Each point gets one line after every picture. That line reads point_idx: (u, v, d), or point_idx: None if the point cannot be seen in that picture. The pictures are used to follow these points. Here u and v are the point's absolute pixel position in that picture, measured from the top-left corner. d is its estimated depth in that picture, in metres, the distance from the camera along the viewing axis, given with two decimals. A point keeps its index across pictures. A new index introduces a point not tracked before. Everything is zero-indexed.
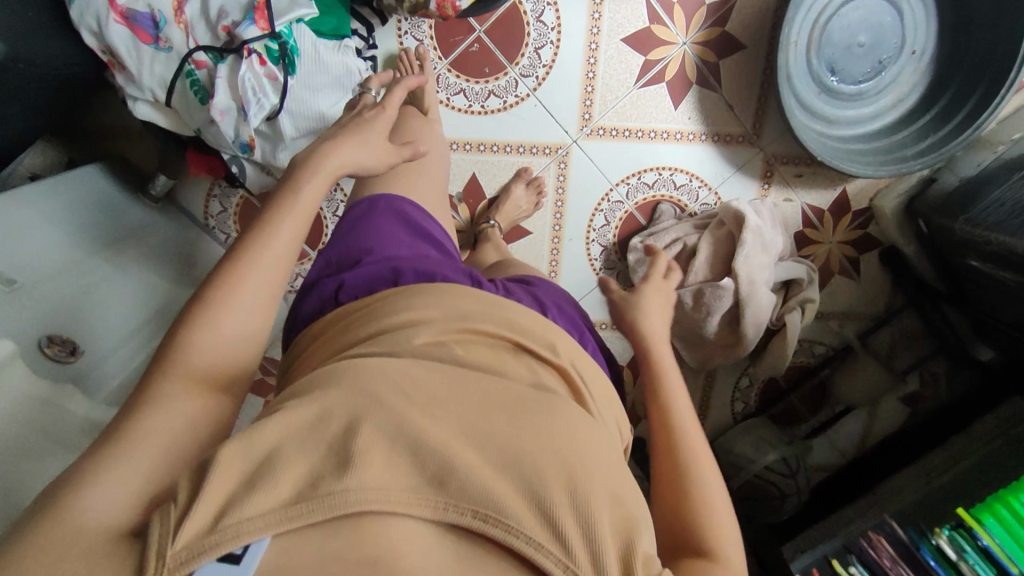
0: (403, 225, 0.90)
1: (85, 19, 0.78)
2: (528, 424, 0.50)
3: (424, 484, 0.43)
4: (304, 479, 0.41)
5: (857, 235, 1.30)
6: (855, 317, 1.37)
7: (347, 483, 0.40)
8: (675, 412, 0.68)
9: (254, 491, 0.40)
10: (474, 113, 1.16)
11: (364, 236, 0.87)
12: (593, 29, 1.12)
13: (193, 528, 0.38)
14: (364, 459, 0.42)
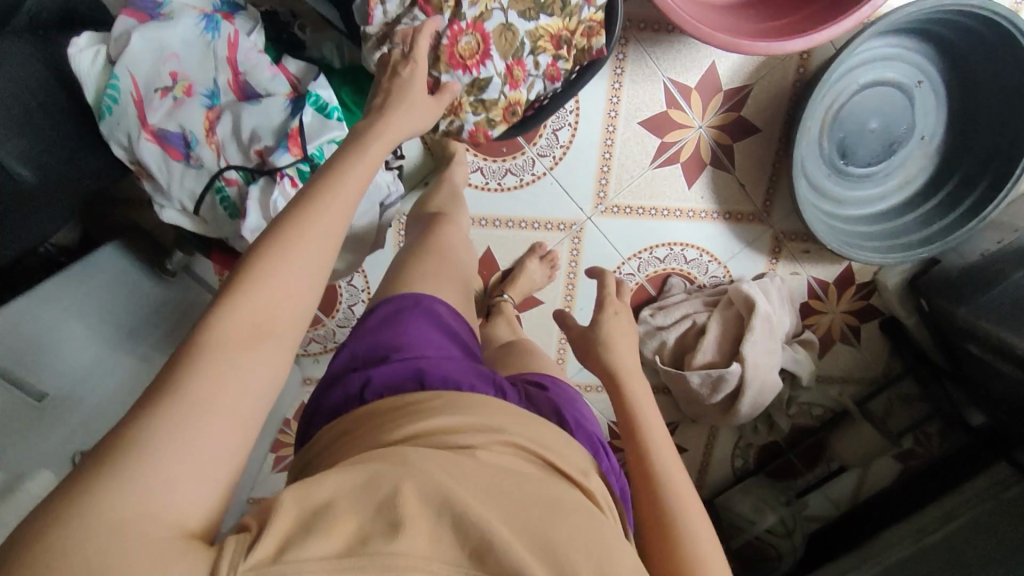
0: (434, 323, 0.79)
1: (114, 134, 0.77)
2: (565, 513, 0.47)
3: (464, 560, 0.41)
4: (352, 536, 0.39)
5: (860, 306, 1.32)
6: (855, 381, 1.40)
7: (397, 548, 0.39)
8: (663, 462, 0.66)
9: (312, 534, 0.38)
10: (491, 190, 1.17)
11: (391, 335, 0.76)
12: (611, 112, 1.13)
13: (256, 556, 0.36)
14: (415, 522, 0.41)
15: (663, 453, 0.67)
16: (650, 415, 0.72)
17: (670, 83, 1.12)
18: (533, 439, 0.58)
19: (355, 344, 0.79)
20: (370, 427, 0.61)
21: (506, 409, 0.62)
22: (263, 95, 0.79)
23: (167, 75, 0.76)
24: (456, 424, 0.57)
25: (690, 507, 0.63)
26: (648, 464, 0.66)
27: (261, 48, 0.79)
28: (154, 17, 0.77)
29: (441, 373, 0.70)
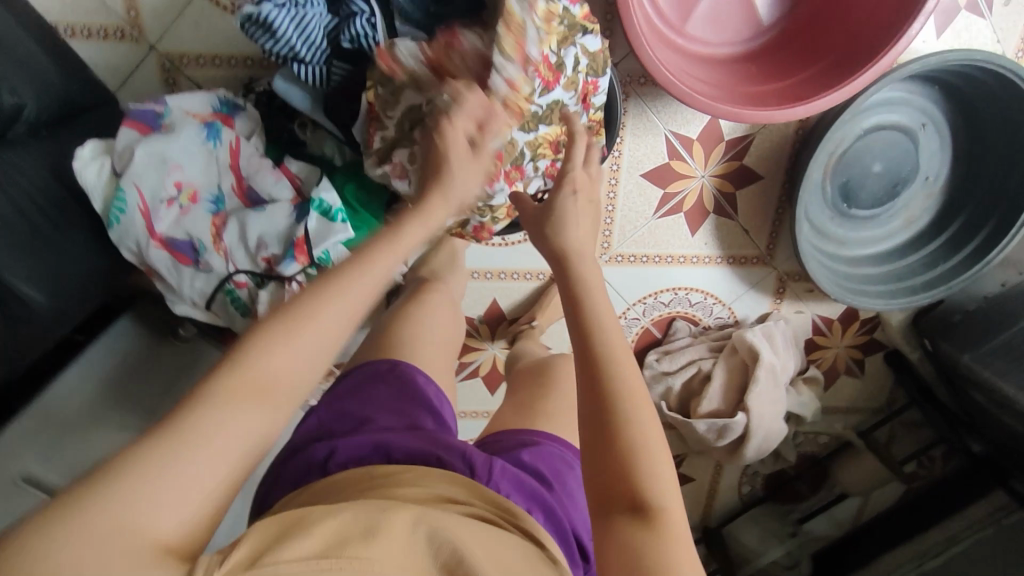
0: (409, 390, 0.69)
1: (124, 241, 0.77)
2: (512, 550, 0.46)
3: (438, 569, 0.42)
4: (331, 539, 0.41)
5: (864, 339, 1.33)
6: (859, 409, 1.43)
7: (374, 553, 0.40)
8: (615, 362, 0.57)
9: (291, 539, 0.40)
10: (495, 244, 1.15)
11: (358, 406, 0.67)
12: (614, 166, 1.12)
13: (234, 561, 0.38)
14: (389, 533, 0.42)
15: (614, 349, 0.58)
16: (600, 306, 0.61)
17: (672, 136, 1.10)
18: (496, 511, 0.54)
19: (321, 411, 0.68)
20: (324, 499, 0.52)
21: (475, 495, 0.55)
22: (266, 200, 0.80)
23: (172, 185, 0.77)
24: (430, 498, 0.51)
25: (642, 420, 0.56)
26: (596, 362, 0.57)
27: (263, 151, 0.81)
28: (155, 127, 0.77)
29: (405, 450, 0.60)
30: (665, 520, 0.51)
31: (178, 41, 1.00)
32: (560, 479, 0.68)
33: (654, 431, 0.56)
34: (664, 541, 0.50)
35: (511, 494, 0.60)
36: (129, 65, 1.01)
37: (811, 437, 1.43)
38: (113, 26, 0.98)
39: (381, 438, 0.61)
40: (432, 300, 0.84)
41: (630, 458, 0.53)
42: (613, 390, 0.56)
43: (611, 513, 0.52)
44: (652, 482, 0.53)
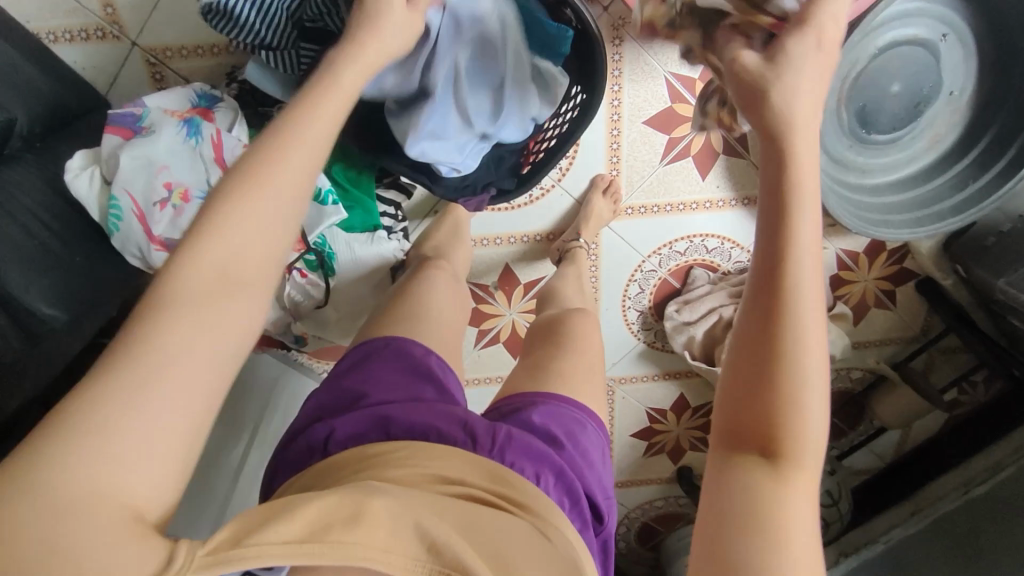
0: (409, 364, 0.67)
1: (127, 247, 0.77)
2: (485, 526, 0.46)
3: (421, 550, 0.42)
4: (315, 520, 0.41)
5: (894, 269, 1.28)
6: (891, 342, 1.37)
7: (356, 540, 0.40)
8: (802, 269, 0.46)
9: (268, 524, 0.40)
10: (502, 209, 1.14)
11: (359, 382, 0.64)
12: (615, 115, 1.07)
13: (204, 542, 0.40)
14: (373, 515, 0.42)
15: (810, 259, 0.46)
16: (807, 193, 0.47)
17: (671, 78, 1.05)
18: (497, 488, 0.52)
19: (319, 394, 0.66)
20: (322, 487, 0.52)
21: (479, 466, 0.53)
22: None
23: (162, 187, 0.76)
24: (424, 478, 0.50)
25: (816, 360, 0.46)
26: (785, 272, 0.46)
27: (245, 141, 0.81)
28: (137, 130, 0.77)
29: (408, 424, 0.58)
30: (804, 478, 0.47)
31: (158, 34, 0.98)
32: (572, 439, 0.66)
33: (822, 373, 0.47)
34: (793, 492, 0.46)
35: (520, 461, 0.57)
36: (114, 62, 1.00)
37: (842, 373, 1.40)
38: (93, 25, 0.97)
39: (381, 413, 0.59)
40: (433, 270, 0.82)
41: (786, 397, 0.46)
42: (796, 311, 0.46)
43: (741, 441, 0.48)
44: (802, 428, 0.47)
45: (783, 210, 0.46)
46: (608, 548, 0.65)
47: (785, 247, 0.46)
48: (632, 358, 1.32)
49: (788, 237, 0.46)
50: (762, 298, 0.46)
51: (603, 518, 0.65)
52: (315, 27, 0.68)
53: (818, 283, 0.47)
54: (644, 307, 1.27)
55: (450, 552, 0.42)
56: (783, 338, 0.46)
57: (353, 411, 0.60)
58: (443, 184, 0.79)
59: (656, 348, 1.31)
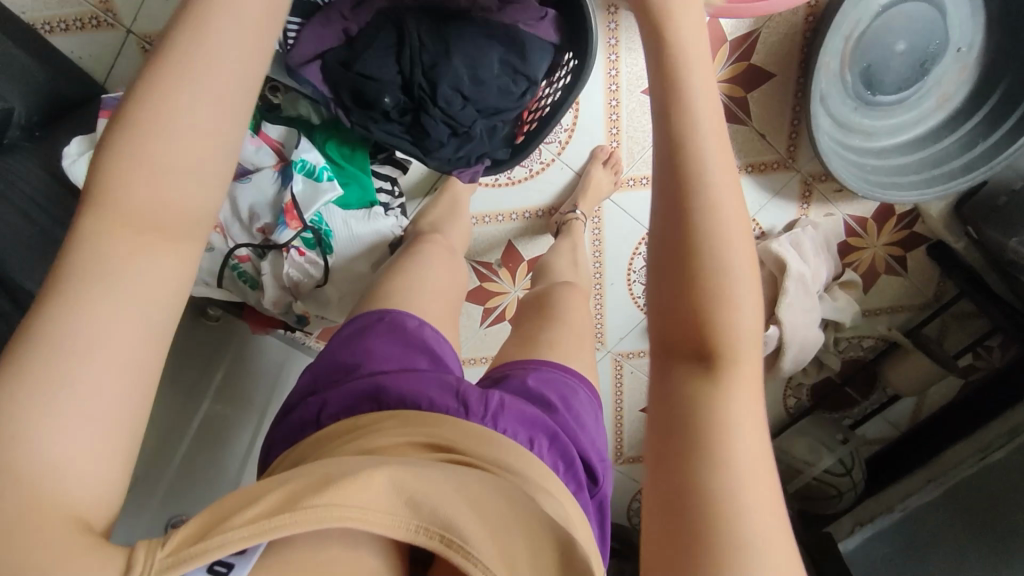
0: (403, 335, 0.67)
1: None
2: (470, 488, 0.44)
3: (397, 502, 0.40)
4: (283, 497, 0.39)
5: (903, 235, 1.26)
6: (902, 309, 1.35)
7: (330, 500, 0.38)
8: (700, 166, 0.43)
9: (238, 510, 0.37)
10: (502, 185, 1.13)
11: (352, 353, 0.65)
12: (612, 86, 1.05)
13: (177, 541, 0.36)
14: (343, 478, 0.39)
15: (715, 158, 0.43)
16: (695, 96, 0.45)
17: None
18: (490, 454, 0.51)
19: (316, 367, 0.67)
20: (317, 454, 0.52)
21: (471, 431, 0.53)
22: (250, 169, 0.80)
23: None
24: (416, 443, 0.50)
25: (740, 259, 0.42)
26: (692, 173, 0.42)
27: None
28: None
29: (399, 393, 0.58)
30: (745, 384, 0.42)
31: (151, 21, 0.98)
32: (567, 404, 0.66)
33: (749, 275, 0.43)
34: (733, 400, 0.41)
35: (512, 427, 0.57)
36: (111, 51, 1.00)
37: (853, 342, 1.38)
38: (87, 14, 0.97)
39: (373, 383, 0.59)
40: (429, 246, 0.82)
41: (716, 300, 0.41)
42: (710, 210, 0.42)
43: (674, 354, 0.43)
44: (731, 330, 0.41)
45: (687, 117, 0.44)
46: (605, 512, 0.65)
47: (690, 149, 0.43)
48: (638, 332, 1.31)
49: (692, 139, 0.43)
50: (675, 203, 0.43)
51: (599, 482, 0.64)
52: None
53: (730, 184, 0.43)
54: None
55: (434, 509, 0.40)
56: (699, 238, 0.42)
57: (348, 382, 0.61)
58: (436, 156, 0.77)
59: None
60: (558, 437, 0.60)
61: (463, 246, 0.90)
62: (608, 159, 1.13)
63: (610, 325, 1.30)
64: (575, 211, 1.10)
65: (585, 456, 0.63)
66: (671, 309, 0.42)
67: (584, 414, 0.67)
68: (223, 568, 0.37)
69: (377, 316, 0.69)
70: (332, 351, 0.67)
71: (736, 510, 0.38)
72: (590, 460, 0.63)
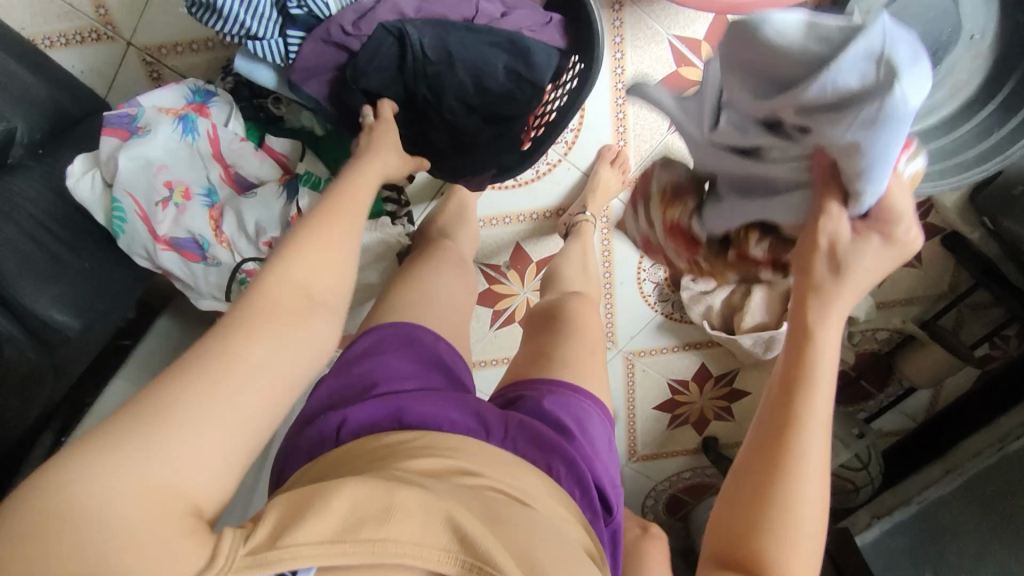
0: (419, 352, 0.66)
1: (135, 248, 0.77)
2: (513, 522, 0.45)
3: (452, 541, 0.41)
4: (348, 515, 0.41)
5: (920, 226, 1.24)
6: (918, 300, 1.33)
7: (388, 534, 0.40)
8: (807, 394, 0.50)
9: (307, 519, 0.40)
10: (507, 188, 1.13)
11: (366, 371, 0.64)
12: (618, 84, 1.04)
13: (257, 541, 0.39)
14: (402, 510, 0.41)
15: (820, 422, 0.50)
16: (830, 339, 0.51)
17: (675, 40, 1.03)
18: (512, 484, 0.50)
19: (329, 382, 0.66)
20: (335, 474, 0.51)
21: (495, 458, 0.52)
22: (255, 183, 0.81)
23: (163, 186, 0.76)
24: (435, 467, 0.49)
25: (812, 506, 0.49)
26: (792, 429, 0.50)
27: (242, 135, 0.80)
28: (133, 131, 0.76)
29: (420, 414, 0.57)
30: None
31: (152, 32, 0.97)
32: (581, 428, 0.65)
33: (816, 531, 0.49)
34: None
35: (528, 452, 0.57)
36: (112, 64, 0.99)
37: (867, 334, 1.37)
38: (87, 28, 0.96)
39: (393, 405, 0.58)
40: (439, 255, 0.81)
41: (778, 538, 0.48)
42: (797, 464, 0.49)
43: (733, 547, 0.50)
44: (784, 542, 0.48)
45: (804, 380, 0.50)
46: (617, 544, 0.64)
47: (802, 408, 0.50)
48: (650, 330, 1.30)
49: (802, 401, 0.50)
50: (765, 446, 0.50)
51: (611, 510, 0.63)
52: (300, 14, 0.67)
53: (824, 446, 0.50)
54: (661, 279, 1.24)
55: (481, 545, 0.41)
56: (779, 483, 0.49)
57: (366, 400, 0.60)
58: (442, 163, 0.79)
59: (675, 320, 1.29)
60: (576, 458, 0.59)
61: (473, 253, 0.89)
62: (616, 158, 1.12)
63: (620, 323, 1.29)
64: (584, 211, 1.08)
65: (602, 475, 0.63)
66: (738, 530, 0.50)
67: (599, 436, 0.67)
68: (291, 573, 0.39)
69: (391, 332, 0.68)
70: (345, 369, 0.66)
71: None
72: (605, 479, 0.63)
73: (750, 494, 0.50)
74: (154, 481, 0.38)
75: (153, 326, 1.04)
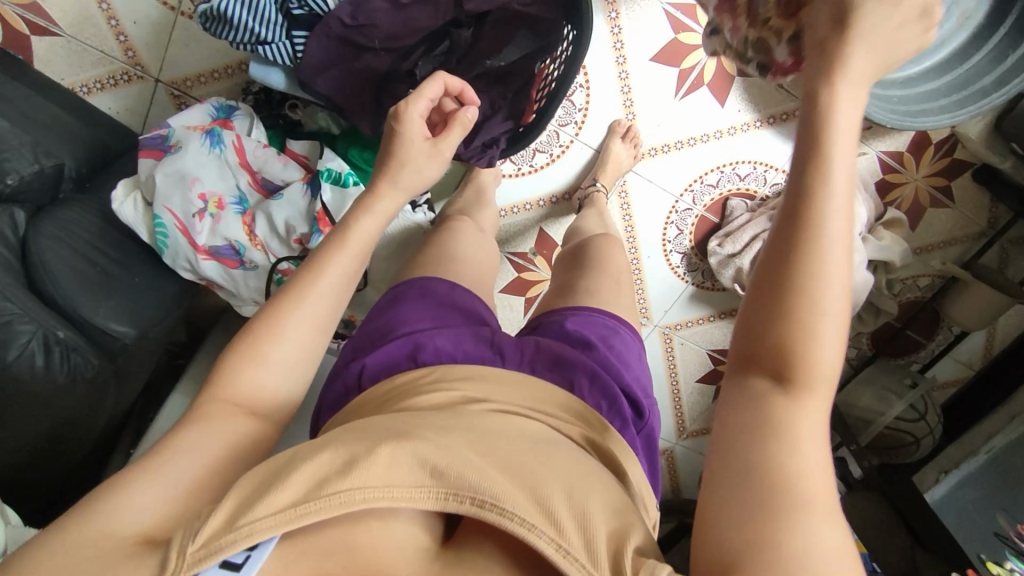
0: (436, 298, 0.71)
1: (178, 261, 0.82)
2: (501, 452, 0.44)
3: (421, 476, 0.41)
4: (312, 479, 0.40)
5: (945, 163, 1.22)
6: (957, 242, 1.28)
7: (354, 484, 0.39)
8: (821, 199, 0.41)
9: (265, 494, 0.39)
10: (525, 174, 1.16)
11: (389, 321, 0.68)
12: (620, 58, 1.09)
13: (212, 528, 0.38)
14: (369, 457, 0.41)
15: (839, 202, 0.41)
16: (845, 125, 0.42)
17: (670, 7, 1.08)
18: (523, 404, 0.54)
19: (353, 341, 0.71)
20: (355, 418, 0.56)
21: (509, 390, 0.55)
22: (280, 186, 0.86)
23: (197, 198, 0.81)
24: (444, 402, 0.53)
25: (839, 327, 0.41)
26: (808, 207, 0.41)
27: (264, 142, 0.86)
28: (165, 150, 0.82)
29: (435, 349, 0.62)
30: (817, 407, 0.41)
31: (178, 66, 1.04)
32: (606, 343, 0.71)
33: (845, 319, 0.42)
34: (807, 421, 0.40)
35: (542, 372, 0.62)
36: (143, 102, 1.06)
37: (907, 282, 1.32)
38: (118, 71, 1.04)
39: (414, 347, 0.63)
40: (458, 232, 0.85)
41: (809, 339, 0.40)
42: (816, 254, 0.40)
43: (754, 368, 0.42)
44: (815, 360, 0.41)
45: (820, 151, 0.42)
46: (653, 445, 0.68)
47: (816, 184, 0.41)
48: (681, 303, 1.30)
49: (818, 173, 0.41)
50: (781, 242, 0.42)
51: (643, 415, 0.67)
52: (302, 13, 0.73)
53: (848, 229, 0.41)
54: (687, 248, 1.25)
55: (452, 473, 0.41)
56: (800, 274, 0.41)
57: (385, 343, 0.65)
58: None
59: (706, 288, 1.29)
60: (600, 371, 0.64)
61: (492, 228, 0.94)
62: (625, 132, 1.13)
63: (654, 297, 1.30)
64: (596, 183, 1.09)
65: (629, 393, 0.67)
66: (753, 326, 0.42)
67: (630, 346, 0.73)
68: (245, 555, 0.38)
69: (409, 287, 0.74)
70: (372, 321, 0.71)
71: (797, 479, 0.38)
72: (632, 401, 0.67)
73: (767, 292, 0.42)
74: (95, 528, 0.40)
75: (204, 344, 1.07)
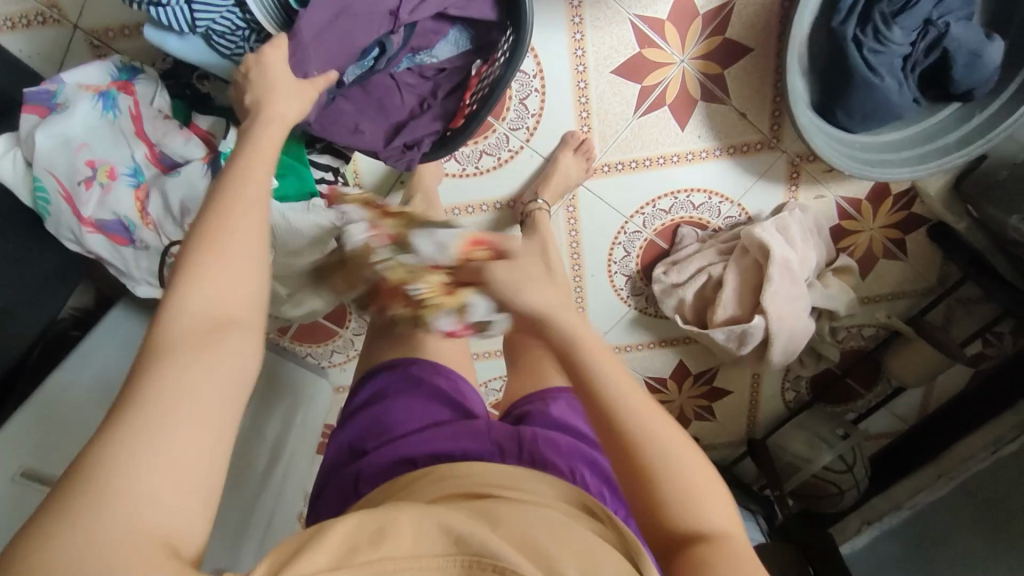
0: (420, 390, 0.77)
1: (62, 231, 0.75)
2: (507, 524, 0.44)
3: (447, 543, 0.42)
4: (342, 544, 0.41)
5: (901, 217, 1.16)
6: (907, 294, 1.25)
7: (383, 555, 0.40)
8: (642, 444, 0.51)
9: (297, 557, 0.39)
10: (470, 175, 1.10)
11: (380, 418, 0.74)
12: (579, 67, 1.01)
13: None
14: (395, 526, 0.42)
15: (656, 439, 0.51)
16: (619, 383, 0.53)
17: (637, 20, 0.98)
18: (533, 496, 0.52)
19: (347, 438, 0.76)
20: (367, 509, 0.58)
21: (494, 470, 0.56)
22: (180, 163, 0.77)
23: (84, 165, 0.73)
24: (455, 493, 0.53)
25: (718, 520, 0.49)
26: (630, 459, 0.51)
27: (167, 113, 0.78)
28: (52, 108, 0.74)
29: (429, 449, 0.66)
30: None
31: (94, 12, 0.94)
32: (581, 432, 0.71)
33: (721, 513, 0.50)
34: None
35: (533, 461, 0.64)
36: (59, 48, 0.97)
37: (852, 331, 1.28)
38: (32, 11, 0.94)
39: (405, 444, 0.68)
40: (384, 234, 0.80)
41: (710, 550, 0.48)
42: (668, 484, 0.50)
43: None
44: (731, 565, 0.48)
45: (615, 420, 0.52)
46: None
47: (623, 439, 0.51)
48: (621, 327, 1.26)
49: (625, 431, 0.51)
50: (638, 498, 0.51)
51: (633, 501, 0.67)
52: None
53: (677, 443, 0.51)
54: (632, 271, 1.21)
55: (476, 540, 0.42)
56: (661, 499, 0.50)
57: (379, 447, 0.70)
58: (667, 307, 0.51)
59: (648, 315, 1.24)
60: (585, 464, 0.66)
61: None
62: (580, 144, 1.08)
63: (594, 318, 1.25)
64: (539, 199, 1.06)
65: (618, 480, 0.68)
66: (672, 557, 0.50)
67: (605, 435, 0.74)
68: None
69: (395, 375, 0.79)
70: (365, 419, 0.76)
71: None
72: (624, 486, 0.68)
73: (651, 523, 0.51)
74: None
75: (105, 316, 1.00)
